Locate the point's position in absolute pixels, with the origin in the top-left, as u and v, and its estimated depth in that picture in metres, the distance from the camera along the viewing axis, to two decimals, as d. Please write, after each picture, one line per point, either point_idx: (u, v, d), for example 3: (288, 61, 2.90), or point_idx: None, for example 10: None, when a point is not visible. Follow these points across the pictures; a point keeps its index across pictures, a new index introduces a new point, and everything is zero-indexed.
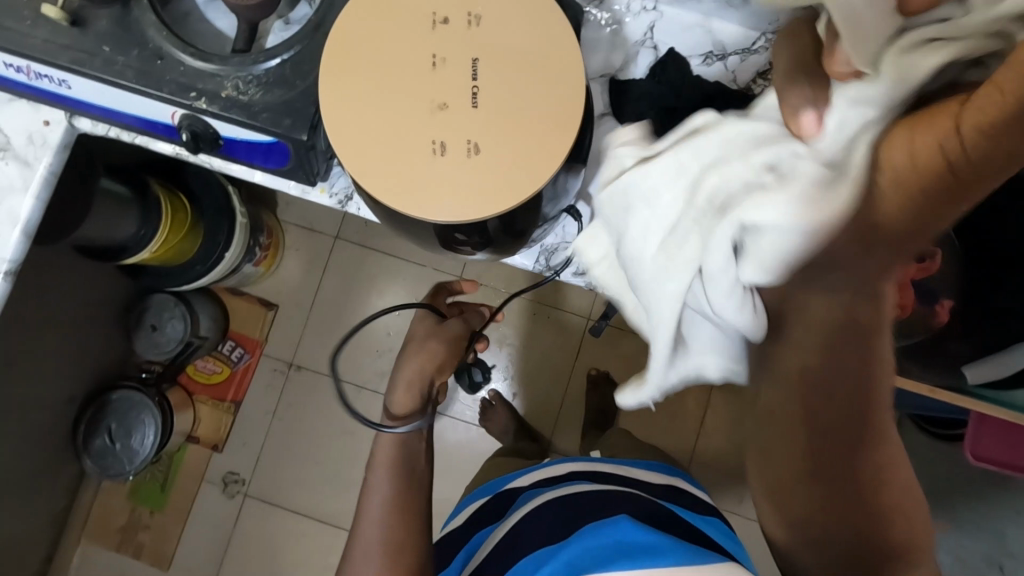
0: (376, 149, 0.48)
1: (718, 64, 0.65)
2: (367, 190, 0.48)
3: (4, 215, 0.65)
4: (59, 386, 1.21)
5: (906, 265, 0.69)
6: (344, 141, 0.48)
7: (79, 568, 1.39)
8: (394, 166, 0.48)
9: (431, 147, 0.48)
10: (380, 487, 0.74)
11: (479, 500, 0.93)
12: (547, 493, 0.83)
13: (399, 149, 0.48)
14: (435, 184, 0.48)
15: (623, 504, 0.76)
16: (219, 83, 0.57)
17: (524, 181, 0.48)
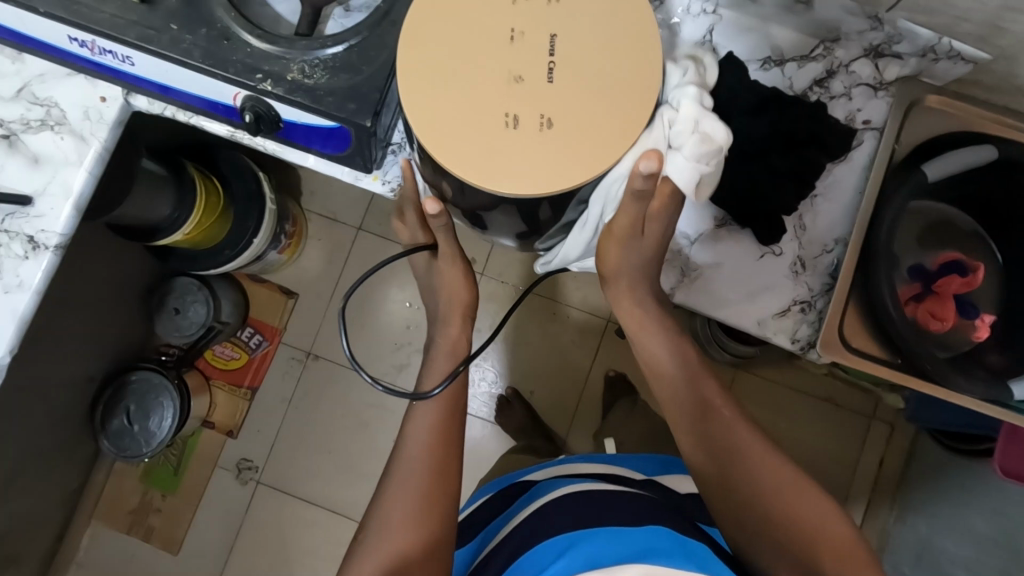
0: (450, 117, 0.49)
1: (775, 70, 0.65)
2: (438, 158, 0.49)
3: (56, 189, 0.65)
4: (80, 365, 1.20)
5: (952, 278, 0.70)
6: (419, 110, 0.49)
7: (88, 549, 1.39)
8: (469, 136, 0.49)
9: (505, 120, 0.49)
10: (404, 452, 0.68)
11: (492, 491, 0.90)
12: (562, 485, 0.78)
13: (473, 120, 0.49)
14: (506, 153, 0.49)
15: (631, 501, 0.71)
16: (285, 66, 0.58)
17: (594, 159, 0.49)
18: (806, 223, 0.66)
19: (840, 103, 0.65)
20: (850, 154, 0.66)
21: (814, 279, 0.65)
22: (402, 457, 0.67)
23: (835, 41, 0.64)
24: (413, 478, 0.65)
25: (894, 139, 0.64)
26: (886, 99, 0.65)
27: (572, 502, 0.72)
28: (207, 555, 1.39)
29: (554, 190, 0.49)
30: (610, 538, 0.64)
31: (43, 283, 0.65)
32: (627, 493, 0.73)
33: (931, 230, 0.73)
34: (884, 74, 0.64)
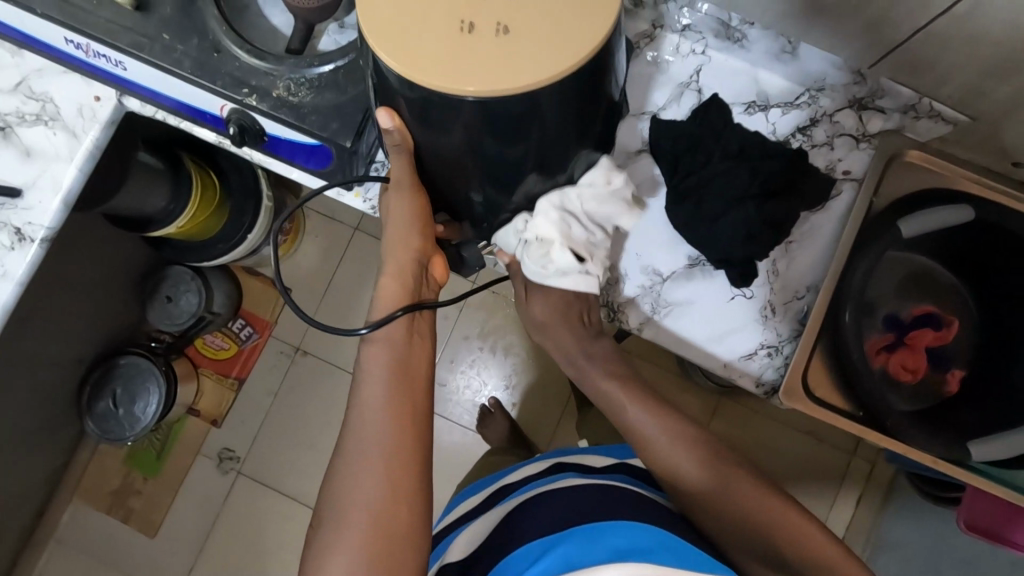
0: (396, 20, 0.44)
1: (760, 114, 0.65)
2: (403, 72, 0.43)
3: (46, 183, 0.67)
4: (71, 346, 1.23)
5: (925, 331, 0.71)
6: (372, 25, 0.44)
7: (68, 525, 1.41)
8: (429, 47, 0.43)
9: (462, 25, 0.43)
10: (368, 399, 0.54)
11: (466, 501, 0.89)
12: (534, 488, 0.76)
13: (430, 31, 0.43)
14: (451, 56, 0.43)
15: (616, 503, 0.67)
16: (271, 82, 0.59)
17: (569, 45, 0.43)
18: (778, 268, 0.66)
19: (821, 151, 0.65)
20: (828, 203, 0.66)
21: (782, 324, 0.65)
22: (367, 404, 0.54)
23: (821, 90, 0.64)
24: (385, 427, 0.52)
25: (872, 191, 0.64)
26: (868, 151, 0.65)
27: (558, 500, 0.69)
28: (184, 540, 1.42)
29: (522, 88, 0.43)
30: (584, 540, 0.59)
31: (27, 274, 0.67)
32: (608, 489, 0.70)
33: (911, 281, 0.72)
34: (868, 126, 0.64)
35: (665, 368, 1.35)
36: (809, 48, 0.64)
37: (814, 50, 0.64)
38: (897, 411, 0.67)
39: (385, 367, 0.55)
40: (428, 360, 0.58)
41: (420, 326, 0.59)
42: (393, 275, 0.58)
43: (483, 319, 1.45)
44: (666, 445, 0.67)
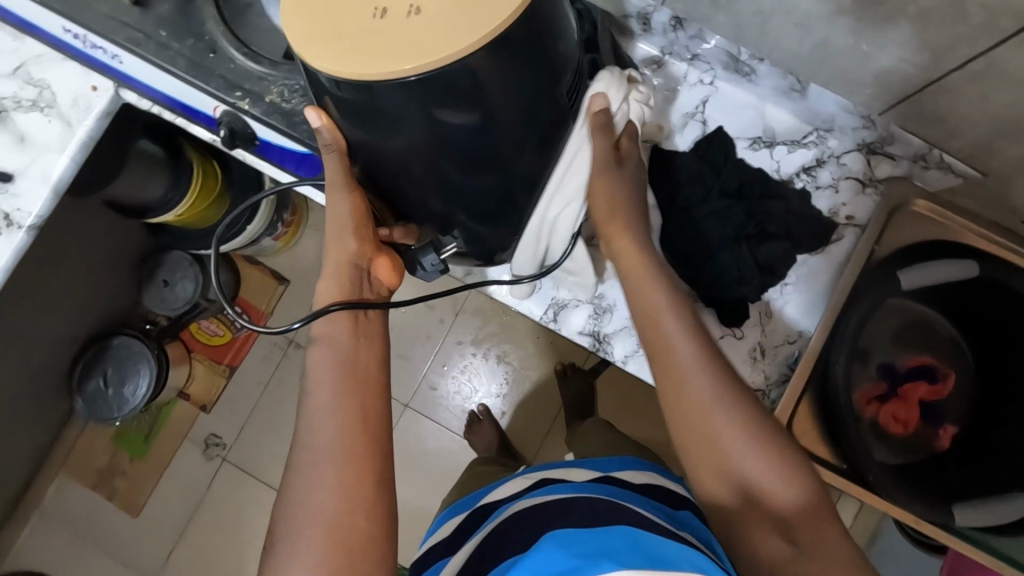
0: (320, 21, 0.43)
1: (765, 151, 0.64)
2: (330, 72, 0.42)
3: (37, 171, 0.66)
4: (65, 324, 1.23)
5: (919, 384, 0.70)
6: (294, 26, 0.43)
7: (53, 499, 1.42)
8: (347, 38, 0.42)
9: (375, 12, 0.42)
10: (313, 407, 0.53)
11: (460, 516, 0.89)
12: (517, 504, 0.75)
13: (347, 21, 0.42)
14: (374, 44, 0.41)
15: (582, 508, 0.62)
16: (265, 87, 0.57)
17: (492, 15, 0.41)
18: (773, 311, 0.64)
19: (824, 194, 0.64)
20: (828, 247, 0.64)
21: (771, 367, 0.64)
22: (313, 408, 0.53)
23: (829, 130, 0.62)
24: (334, 431, 0.52)
25: (874, 239, 0.62)
26: (874, 197, 0.63)
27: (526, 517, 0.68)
28: (166, 522, 1.43)
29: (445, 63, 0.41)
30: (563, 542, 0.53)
31: (12, 262, 0.67)
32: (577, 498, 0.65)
33: (908, 330, 0.70)
34: (875, 171, 0.62)
35: None
36: (820, 90, 0.59)
37: (827, 93, 0.58)
38: (881, 465, 0.65)
39: (329, 372, 0.55)
40: (376, 361, 0.57)
41: (366, 325, 0.59)
42: (335, 274, 0.57)
43: (479, 325, 1.44)
44: (705, 392, 0.56)
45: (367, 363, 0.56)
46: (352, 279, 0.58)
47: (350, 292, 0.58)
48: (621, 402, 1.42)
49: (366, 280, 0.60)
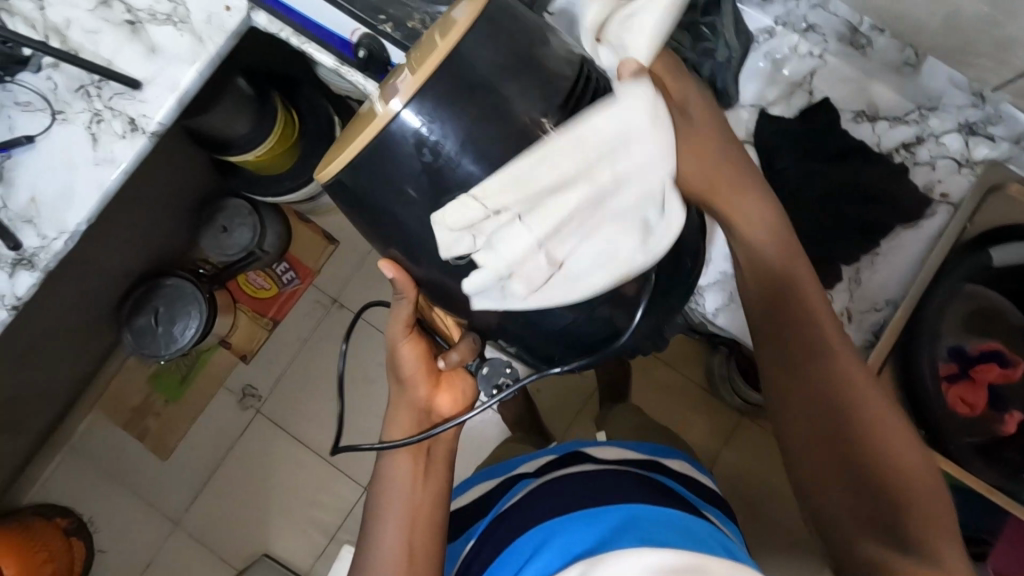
0: (340, 143, 0.56)
1: (867, 125, 0.68)
2: (321, 165, 0.56)
3: (165, 82, 0.69)
4: (124, 257, 1.25)
5: (990, 367, 0.71)
6: (332, 145, 0.57)
7: (84, 434, 1.43)
8: (344, 142, 0.56)
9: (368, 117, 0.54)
10: (384, 517, 0.70)
11: (492, 480, 0.92)
12: (572, 467, 0.84)
13: (351, 132, 0.56)
14: (345, 143, 0.55)
15: (630, 492, 0.75)
16: (407, 14, 0.63)
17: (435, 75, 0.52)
18: (861, 278, 0.69)
19: (922, 170, 0.67)
20: (920, 222, 0.68)
21: (856, 333, 0.69)
22: (382, 499, 0.71)
23: (932, 109, 0.66)
24: (393, 524, 0.69)
25: (967, 218, 0.65)
26: (969, 177, 0.67)
27: (583, 481, 0.78)
28: (195, 467, 1.44)
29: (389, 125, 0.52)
30: (585, 522, 0.70)
31: (131, 164, 0.69)
32: (608, 475, 0.79)
33: (978, 317, 0.72)
34: (973, 152, 0.66)
35: (692, 377, 1.35)
36: (935, 63, 0.64)
37: (940, 66, 0.64)
38: (966, 444, 0.68)
39: (405, 472, 0.72)
40: (443, 473, 0.74)
41: (428, 464, 0.73)
42: (405, 412, 0.74)
43: None
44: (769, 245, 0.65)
45: (436, 473, 0.74)
46: (418, 418, 0.74)
47: (416, 418, 0.74)
48: (649, 387, 1.36)
49: (432, 416, 0.75)
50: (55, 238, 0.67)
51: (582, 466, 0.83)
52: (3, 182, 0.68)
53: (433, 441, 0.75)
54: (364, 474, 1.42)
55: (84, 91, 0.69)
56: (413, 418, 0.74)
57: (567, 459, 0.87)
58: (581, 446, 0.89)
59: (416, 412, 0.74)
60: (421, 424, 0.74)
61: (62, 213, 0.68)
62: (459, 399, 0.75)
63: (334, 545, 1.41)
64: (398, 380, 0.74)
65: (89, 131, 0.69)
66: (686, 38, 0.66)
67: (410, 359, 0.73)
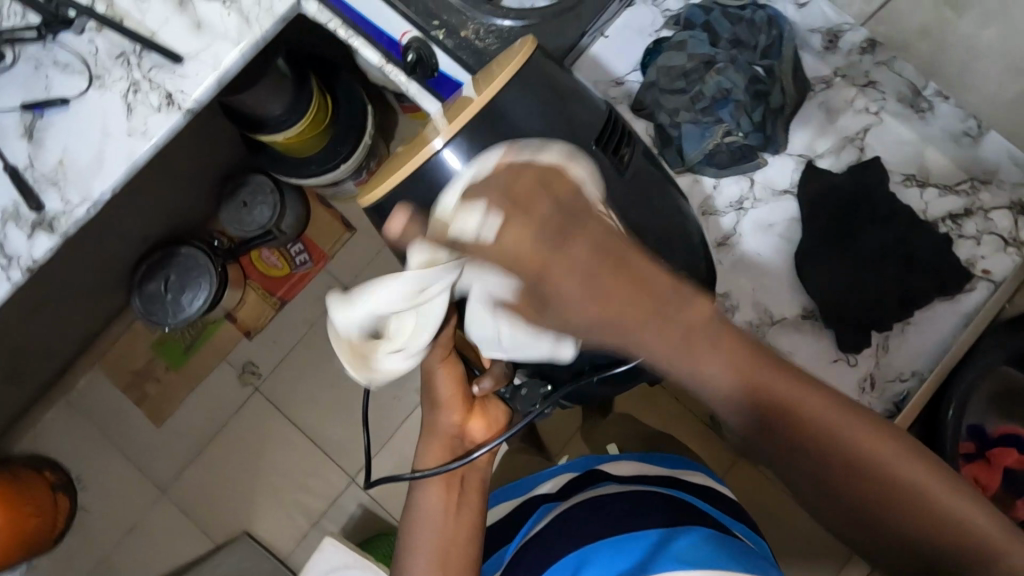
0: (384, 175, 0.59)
1: (916, 189, 0.66)
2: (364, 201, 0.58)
3: (207, 58, 0.68)
4: (143, 222, 1.25)
5: (1009, 452, 0.70)
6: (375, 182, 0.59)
7: (81, 391, 1.43)
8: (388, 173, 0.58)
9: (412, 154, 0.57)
10: (417, 547, 0.69)
11: (509, 502, 0.90)
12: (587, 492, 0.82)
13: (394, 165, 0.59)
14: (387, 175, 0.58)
15: (655, 515, 0.75)
16: (462, 23, 0.64)
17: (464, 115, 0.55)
18: (890, 345, 0.65)
19: (966, 244, 0.65)
20: (957, 296, 0.65)
21: (877, 401, 0.65)
22: (414, 530, 0.70)
23: (984, 182, 0.65)
24: (429, 554, 0.68)
25: (1006, 297, 0.66)
26: (1014, 257, 0.64)
27: (590, 509, 0.77)
28: (188, 436, 1.44)
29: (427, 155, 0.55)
30: (614, 552, 0.72)
31: (164, 138, 0.68)
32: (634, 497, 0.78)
33: (1004, 399, 0.71)
34: (1020, 232, 0.64)
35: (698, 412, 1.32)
36: (995, 136, 0.64)
37: (1001, 141, 0.64)
38: None
39: (436, 502, 0.71)
40: (478, 501, 0.73)
41: (459, 495, 0.72)
42: (437, 442, 0.72)
43: None
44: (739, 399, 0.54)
45: (470, 497, 0.72)
46: (451, 450, 0.72)
47: (451, 449, 0.72)
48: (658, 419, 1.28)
49: (464, 443, 0.73)
50: (78, 204, 0.67)
51: (597, 490, 0.81)
52: (34, 142, 0.68)
53: (466, 471, 0.74)
54: (353, 464, 1.41)
55: (124, 59, 0.68)
56: (446, 449, 0.72)
57: (584, 485, 0.84)
58: (598, 463, 0.88)
59: (450, 447, 0.72)
60: (454, 454, 0.72)
61: (88, 180, 0.67)
62: (492, 425, 0.73)
63: (316, 531, 1.41)
64: (430, 405, 0.73)
65: (124, 100, 0.68)
66: (741, 79, 0.65)
67: (445, 384, 0.72)
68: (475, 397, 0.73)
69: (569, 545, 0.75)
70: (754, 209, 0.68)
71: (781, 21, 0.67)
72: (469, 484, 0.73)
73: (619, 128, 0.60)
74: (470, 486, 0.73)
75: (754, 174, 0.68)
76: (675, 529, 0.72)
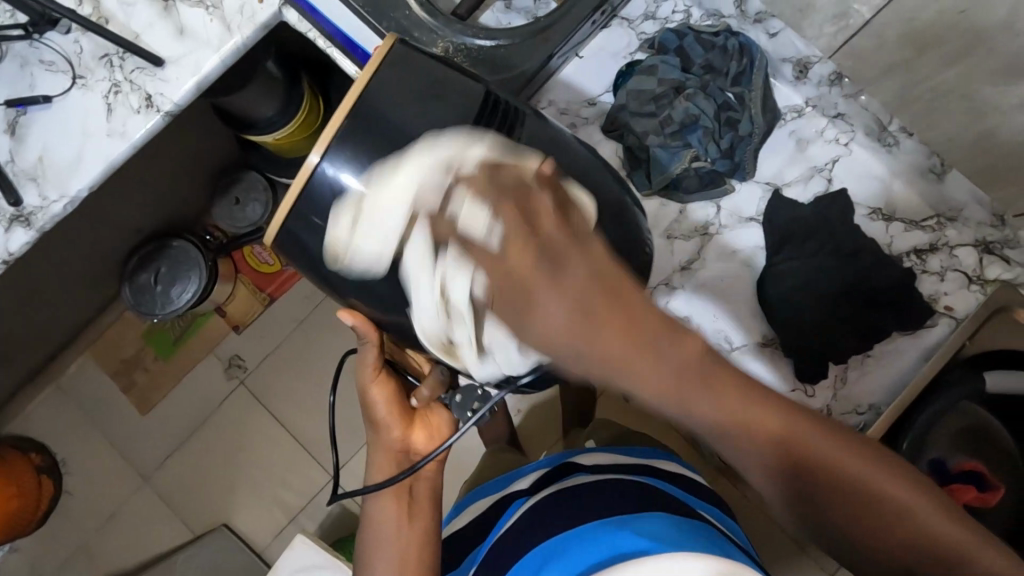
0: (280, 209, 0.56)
1: (881, 223, 0.74)
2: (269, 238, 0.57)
3: (188, 64, 0.69)
4: (136, 214, 1.27)
5: (966, 488, 0.69)
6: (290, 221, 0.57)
7: (70, 376, 1.45)
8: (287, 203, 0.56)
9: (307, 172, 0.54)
10: (375, 559, 0.70)
11: (487, 498, 0.90)
12: (555, 486, 0.80)
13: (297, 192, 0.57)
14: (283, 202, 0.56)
15: (622, 502, 0.71)
16: (433, 41, 0.68)
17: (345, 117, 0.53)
18: (848, 377, 0.74)
19: (930, 279, 0.73)
20: (920, 331, 0.72)
21: None
22: (370, 542, 0.71)
23: (951, 220, 0.72)
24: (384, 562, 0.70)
25: (967, 335, 0.69)
26: (977, 294, 0.71)
27: (563, 499, 0.75)
28: (173, 426, 1.45)
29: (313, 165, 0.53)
30: (592, 540, 0.64)
31: (143, 139, 0.69)
32: (602, 486, 0.75)
33: (965, 434, 0.70)
34: (985, 271, 0.71)
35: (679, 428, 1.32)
36: (958, 176, 0.69)
37: (963, 180, 0.69)
38: None
39: (386, 512, 0.72)
40: (432, 505, 0.74)
41: (411, 505, 0.73)
42: (382, 456, 0.73)
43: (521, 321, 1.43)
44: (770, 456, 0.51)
45: (422, 502, 0.73)
46: (399, 464, 0.73)
47: (398, 461, 0.73)
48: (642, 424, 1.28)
49: (411, 456, 0.74)
50: (56, 200, 0.68)
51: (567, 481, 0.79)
52: (16, 137, 0.69)
53: (415, 481, 0.74)
54: (333, 462, 1.43)
55: (107, 60, 0.70)
56: (392, 464, 0.73)
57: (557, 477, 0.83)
58: (573, 457, 0.87)
59: (394, 461, 0.73)
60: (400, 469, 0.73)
61: (67, 177, 0.68)
62: (435, 433, 0.75)
63: (293, 527, 1.42)
64: (372, 425, 0.74)
65: (105, 101, 0.69)
66: (709, 108, 0.73)
67: (382, 403, 0.73)
68: (417, 409, 0.75)
69: (532, 542, 0.71)
70: (719, 235, 0.79)
71: (752, 49, 0.74)
72: (419, 491, 0.74)
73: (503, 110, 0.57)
74: (420, 494, 0.74)
75: (721, 199, 0.78)
76: (643, 515, 0.67)
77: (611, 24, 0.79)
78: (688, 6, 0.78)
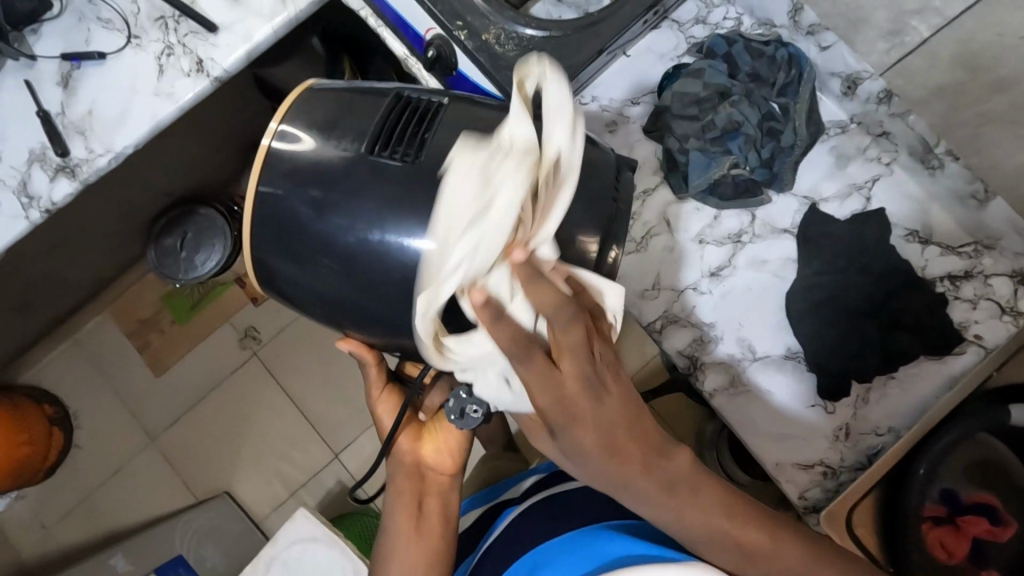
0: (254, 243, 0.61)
1: (917, 246, 0.76)
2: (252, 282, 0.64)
3: (239, 31, 0.70)
4: (168, 178, 1.28)
5: (978, 520, 0.67)
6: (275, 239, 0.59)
7: (89, 331, 1.47)
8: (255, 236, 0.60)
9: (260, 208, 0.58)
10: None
11: (478, 507, 0.89)
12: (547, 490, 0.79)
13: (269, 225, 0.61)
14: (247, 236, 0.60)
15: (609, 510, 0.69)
16: (485, 26, 0.68)
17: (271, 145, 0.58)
18: (870, 398, 0.75)
19: (962, 306, 0.74)
20: (945, 358, 0.74)
21: (849, 451, 0.75)
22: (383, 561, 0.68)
23: (988, 248, 0.73)
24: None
25: (995, 365, 0.70)
26: (1008, 325, 0.72)
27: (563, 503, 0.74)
28: (183, 390, 1.47)
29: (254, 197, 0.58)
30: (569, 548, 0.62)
31: (190, 101, 0.70)
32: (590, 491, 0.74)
33: (980, 466, 0.68)
34: (1019, 300, 0.72)
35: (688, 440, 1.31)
36: (1001, 204, 0.68)
37: (1005, 208, 0.68)
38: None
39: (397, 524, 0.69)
40: (443, 518, 0.71)
41: (424, 517, 0.70)
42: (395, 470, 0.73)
43: None
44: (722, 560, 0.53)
45: (433, 514, 0.71)
46: (412, 477, 0.73)
47: (412, 474, 0.73)
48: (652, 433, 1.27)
49: (422, 469, 0.74)
50: (101, 154, 0.69)
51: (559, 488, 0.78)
52: (67, 90, 0.71)
53: (426, 495, 0.72)
54: (337, 441, 1.45)
55: (162, 22, 0.71)
56: (404, 478, 0.73)
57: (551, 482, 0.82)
58: None
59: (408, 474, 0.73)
60: (412, 483, 0.72)
61: (113, 133, 0.70)
62: (443, 445, 0.75)
63: (292, 501, 1.44)
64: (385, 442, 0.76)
65: (157, 61, 0.70)
66: (752, 116, 0.75)
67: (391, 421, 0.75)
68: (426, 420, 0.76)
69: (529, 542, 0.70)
70: (750, 244, 0.80)
71: (801, 59, 0.76)
72: (430, 508, 0.71)
73: (418, 110, 0.58)
74: (430, 505, 0.71)
75: (755, 209, 0.80)
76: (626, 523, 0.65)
77: (662, 25, 0.82)
78: (739, 13, 0.81)
